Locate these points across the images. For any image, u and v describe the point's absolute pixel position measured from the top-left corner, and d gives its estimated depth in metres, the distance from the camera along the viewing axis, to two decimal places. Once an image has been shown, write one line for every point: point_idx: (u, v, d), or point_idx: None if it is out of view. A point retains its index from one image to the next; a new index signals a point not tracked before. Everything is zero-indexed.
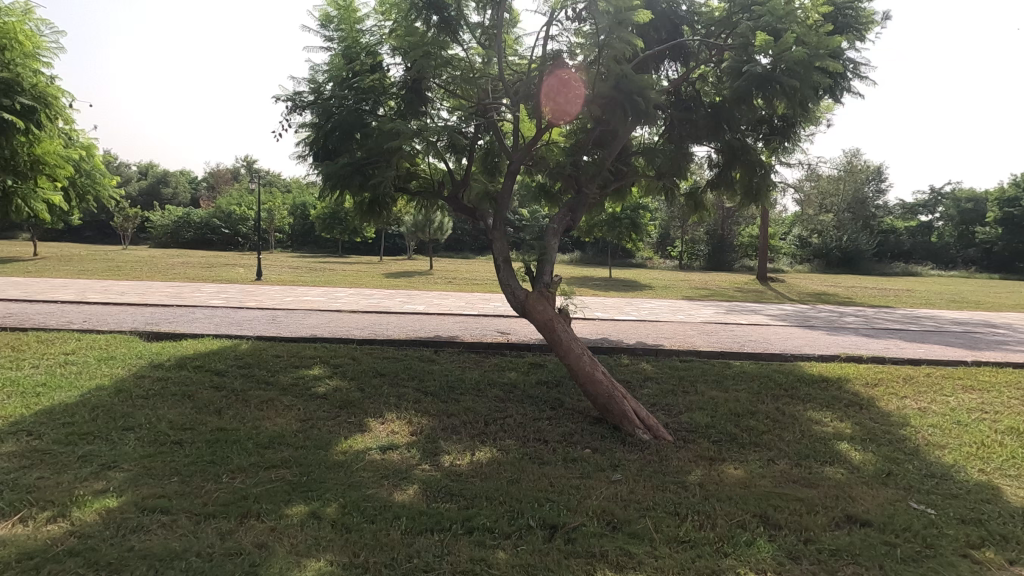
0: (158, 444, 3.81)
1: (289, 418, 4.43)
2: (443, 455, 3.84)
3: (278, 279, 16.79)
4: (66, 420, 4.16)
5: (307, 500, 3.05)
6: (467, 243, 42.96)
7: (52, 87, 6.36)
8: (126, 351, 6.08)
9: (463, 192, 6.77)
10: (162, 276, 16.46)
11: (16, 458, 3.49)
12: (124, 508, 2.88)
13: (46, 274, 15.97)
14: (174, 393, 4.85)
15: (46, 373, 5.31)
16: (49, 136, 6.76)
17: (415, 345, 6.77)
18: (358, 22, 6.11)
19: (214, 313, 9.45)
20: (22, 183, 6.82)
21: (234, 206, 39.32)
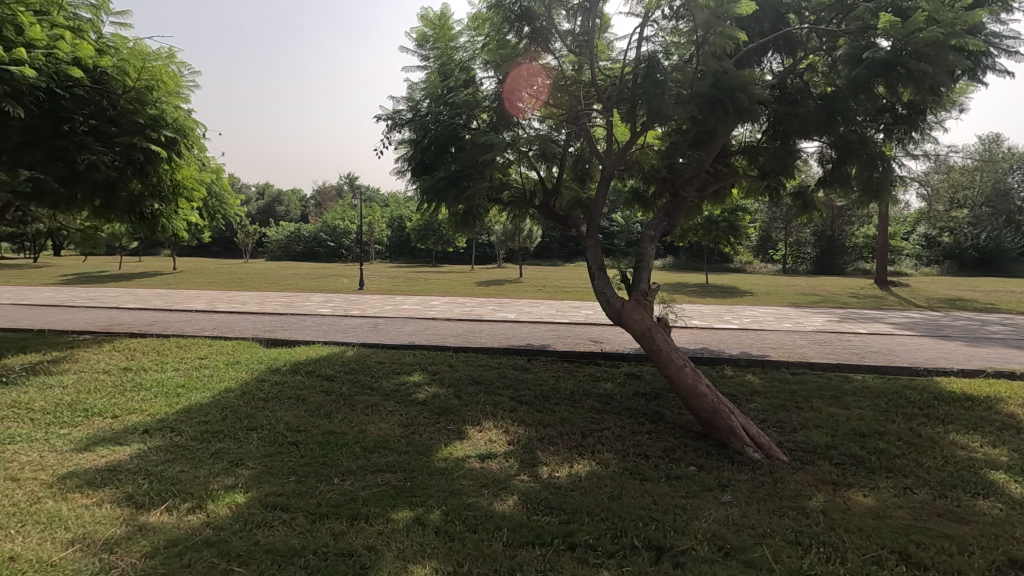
0: (278, 444, 4.11)
1: (393, 423, 4.61)
2: (541, 466, 3.81)
3: (378, 289, 17.73)
4: (200, 419, 4.62)
5: (411, 505, 3.14)
6: (556, 251, 43.17)
7: (189, 120, 7.16)
8: (249, 356, 6.67)
9: (554, 200, 6.76)
10: (278, 286, 18.07)
11: (161, 452, 3.91)
12: (250, 503, 3.12)
13: (185, 285, 18.10)
14: (290, 396, 5.24)
15: (185, 375, 5.95)
16: (187, 163, 7.62)
17: (509, 353, 6.83)
18: (453, 39, 6.36)
19: (323, 321, 10.16)
20: (166, 206, 7.76)
21: (339, 221, 42.31)
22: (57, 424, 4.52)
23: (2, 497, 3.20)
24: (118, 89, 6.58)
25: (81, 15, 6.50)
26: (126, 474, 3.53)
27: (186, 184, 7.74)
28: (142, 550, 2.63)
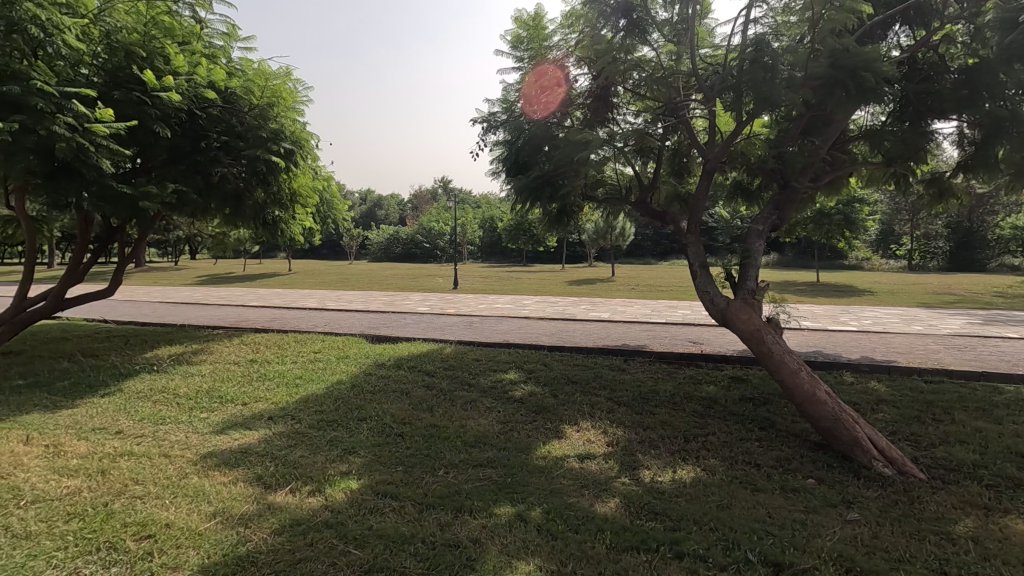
0: (385, 435, 4.33)
1: (491, 420, 4.69)
2: (642, 470, 3.70)
3: (472, 288, 18.24)
4: (316, 408, 4.98)
5: (513, 501, 3.16)
6: (648, 249, 42.09)
7: (305, 132, 7.77)
8: (356, 351, 7.10)
9: (651, 196, 6.55)
10: (380, 286, 19.10)
11: (284, 438, 4.26)
12: (363, 490, 3.31)
13: (299, 285, 19.70)
14: (395, 390, 5.50)
15: (301, 367, 6.46)
16: (303, 172, 8.27)
17: (604, 354, 6.69)
18: (546, 39, 6.38)
19: (421, 319, 10.59)
20: (285, 212, 8.49)
21: (434, 223, 44.04)
22: (198, 409, 5.08)
23: (158, 470, 3.64)
24: (245, 107, 7.29)
25: (215, 43, 7.26)
26: (255, 456, 3.88)
27: (302, 192, 8.42)
28: (272, 526, 2.88)
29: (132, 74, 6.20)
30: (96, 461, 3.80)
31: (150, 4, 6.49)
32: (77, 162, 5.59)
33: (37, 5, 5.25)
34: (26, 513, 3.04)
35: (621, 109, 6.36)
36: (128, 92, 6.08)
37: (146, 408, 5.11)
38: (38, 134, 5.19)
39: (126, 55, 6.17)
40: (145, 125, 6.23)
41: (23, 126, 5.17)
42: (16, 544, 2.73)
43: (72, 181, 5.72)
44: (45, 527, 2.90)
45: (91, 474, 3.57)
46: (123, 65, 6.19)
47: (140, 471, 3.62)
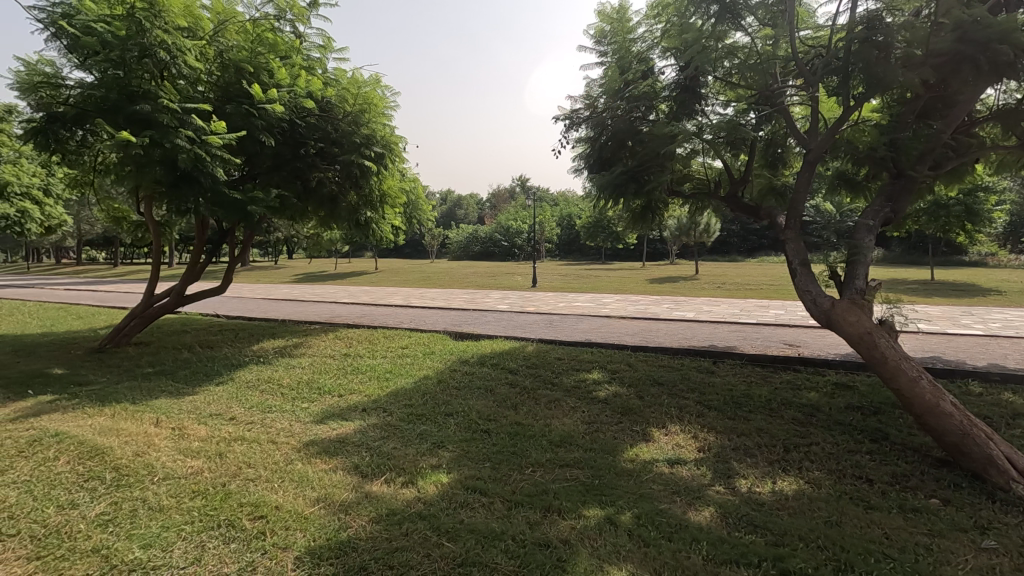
0: (472, 430, 4.42)
1: (576, 420, 4.65)
2: (738, 478, 3.51)
3: (551, 286, 18.23)
4: (406, 402, 5.17)
5: (602, 504, 3.11)
6: (735, 245, 40.16)
7: (394, 136, 8.10)
8: (441, 348, 7.31)
9: (743, 190, 6.21)
10: (461, 284, 19.58)
11: (377, 430, 4.45)
12: (453, 484, 3.40)
13: (386, 283, 20.60)
14: (480, 386, 5.60)
15: (390, 362, 6.74)
16: (391, 174, 8.60)
17: (691, 355, 6.44)
18: (631, 31, 6.21)
19: (502, 317, 10.72)
20: (376, 214, 8.88)
21: (512, 222, 44.53)
22: (300, 399, 5.44)
23: (268, 455, 3.94)
24: (340, 115, 7.70)
25: (312, 56, 7.72)
26: (352, 446, 4.09)
27: (391, 193, 8.74)
28: (369, 515, 3.01)
29: (242, 89, 6.73)
30: (214, 444, 4.16)
31: (257, 23, 7.10)
32: (196, 171, 6.16)
33: (163, 30, 5.83)
34: (159, 489, 3.38)
35: (709, 100, 5.99)
36: (238, 105, 6.63)
37: (254, 396, 5.53)
38: (165, 147, 5.78)
39: (237, 71, 6.76)
40: (252, 135, 6.75)
41: (152, 140, 5.76)
42: (152, 516, 3.05)
43: (192, 189, 6.30)
44: (175, 502, 3.21)
45: (211, 456, 3.91)
46: (233, 81, 6.77)
47: (252, 455, 3.92)
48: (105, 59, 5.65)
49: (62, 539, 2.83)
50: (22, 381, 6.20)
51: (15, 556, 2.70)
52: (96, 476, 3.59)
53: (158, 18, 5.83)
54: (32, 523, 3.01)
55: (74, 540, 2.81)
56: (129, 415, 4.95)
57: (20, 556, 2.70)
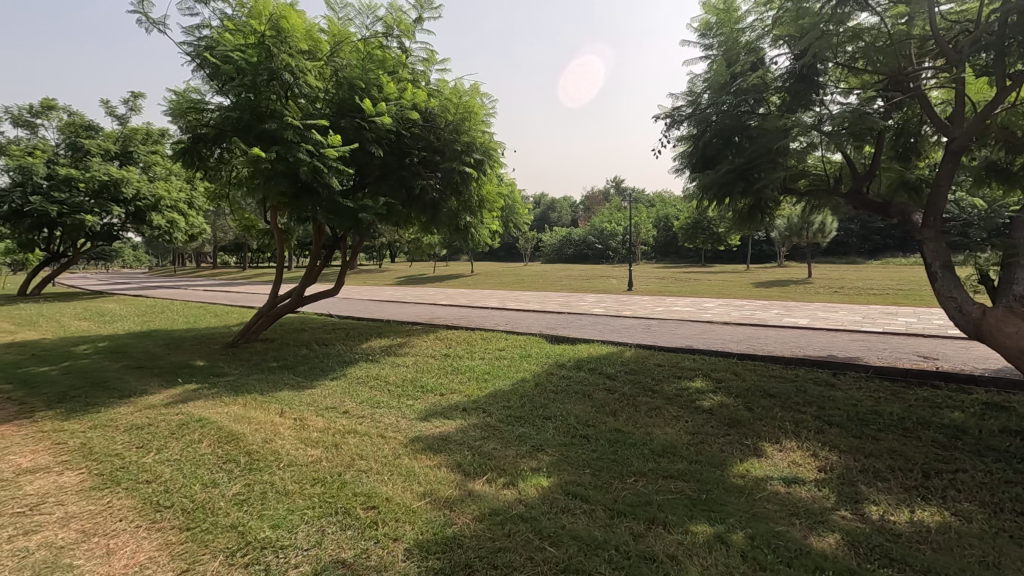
0: (570, 435, 4.39)
1: (679, 430, 4.46)
2: (868, 505, 3.18)
3: (648, 290, 17.75)
4: (504, 403, 5.25)
5: (711, 520, 2.95)
6: (853, 245, 36.81)
7: (493, 142, 8.26)
8: (538, 351, 7.35)
9: (868, 185, 5.64)
10: (556, 287, 19.63)
11: (478, 429, 4.56)
12: (554, 488, 3.39)
13: (482, 286, 21.15)
14: (577, 391, 5.56)
15: (489, 363, 6.89)
16: (489, 180, 8.78)
17: (806, 365, 5.97)
18: (739, 21, 5.86)
19: (598, 320, 10.59)
20: (475, 218, 9.12)
21: (607, 224, 43.99)
22: (405, 396, 5.71)
23: (378, 448, 4.17)
24: (442, 124, 8.01)
25: (417, 69, 8.11)
26: (455, 444, 4.21)
27: (489, 198, 8.92)
28: (473, 513, 3.08)
29: (354, 104, 7.21)
30: (331, 436, 4.48)
31: (367, 42, 7.51)
32: (315, 182, 6.69)
33: (288, 54, 6.39)
34: (285, 474, 3.70)
35: (828, 88, 5.51)
36: (352, 119, 7.11)
37: (364, 392, 5.90)
38: (288, 161, 6.33)
39: (350, 88, 7.23)
40: (363, 147, 7.20)
41: (278, 155, 6.32)
42: (280, 498, 3.34)
43: (311, 199, 6.83)
44: (298, 487, 3.48)
45: (328, 446, 4.21)
46: (347, 97, 7.27)
47: (363, 448, 4.17)
48: (240, 84, 6.28)
49: (207, 514, 3.18)
50: (173, 371, 7.07)
51: (170, 525, 3.07)
52: (232, 459, 4.00)
53: (283, 44, 6.40)
54: (183, 497, 3.40)
55: (216, 516, 3.13)
56: (258, 405, 5.47)
57: (174, 526, 3.07)
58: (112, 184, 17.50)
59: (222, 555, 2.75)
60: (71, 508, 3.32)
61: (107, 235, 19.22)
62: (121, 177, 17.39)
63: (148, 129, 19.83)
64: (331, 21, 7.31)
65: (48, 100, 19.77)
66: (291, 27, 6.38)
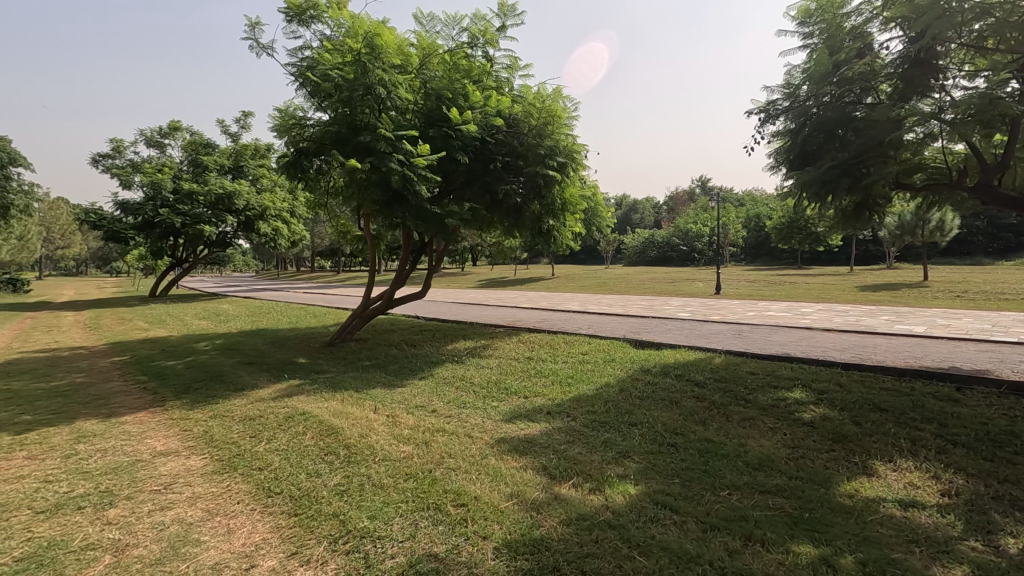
0: (658, 443, 4.27)
1: (776, 442, 4.21)
2: (1004, 536, 2.83)
3: (738, 293, 16.92)
4: (589, 408, 5.21)
5: (815, 541, 2.77)
6: (979, 245, 33.04)
7: (576, 145, 8.23)
8: (622, 355, 7.22)
9: (1000, 177, 5.04)
10: (638, 290, 19.22)
11: (563, 433, 4.55)
12: (642, 497, 3.32)
13: (563, 289, 21.14)
14: (663, 397, 5.40)
15: (572, 367, 6.86)
16: (573, 183, 8.74)
17: (923, 377, 5.43)
18: (843, 4, 5.43)
19: (684, 325, 10.23)
20: (558, 221, 9.11)
21: (692, 225, 42.47)
22: (490, 397, 5.83)
23: (465, 447, 4.28)
24: (525, 129, 8.10)
25: (500, 76, 8.27)
26: (539, 447, 4.24)
27: (573, 201, 8.87)
28: (560, 516, 3.09)
29: (442, 113, 7.48)
30: (421, 433, 4.66)
31: (453, 52, 7.77)
32: (405, 190, 7.00)
33: (382, 69, 6.74)
34: (380, 468, 3.90)
35: (948, 71, 5.00)
36: (439, 129, 7.39)
37: (450, 392, 6.08)
38: (381, 170, 6.68)
39: (438, 98, 7.51)
40: (450, 154, 7.44)
41: (372, 165, 6.69)
42: (376, 491, 3.52)
43: (401, 206, 7.16)
44: (392, 481, 3.66)
45: (418, 443, 4.39)
46: (434, 107, 7.55)
47: (452, 447, 4.30)
48: (338, 99, 6.70)
49: (311, 502, 3.42)
50: (279, 367, 7.67)
51: (280, 510, 3.34)
52: (333, 452, 4.27)
53: (377, 60, 6.76)
54: (291, 485, 3.68)
55: (320, 504, 3.37)
56: (354, 401, 5.80)
57: (284, 511, 3.33)
58: (226, 197, 19.27)
59: (326, 541, 2.95)
60: (197, 489, 3.69)
61: (222, 242, 21.18)
62: (233, 190, 19.09)
63: (257, 145, 21.59)
64: (420, 34, 7.63)
65: (174, 122, 22.12)
66: (385, 44, 6.72)
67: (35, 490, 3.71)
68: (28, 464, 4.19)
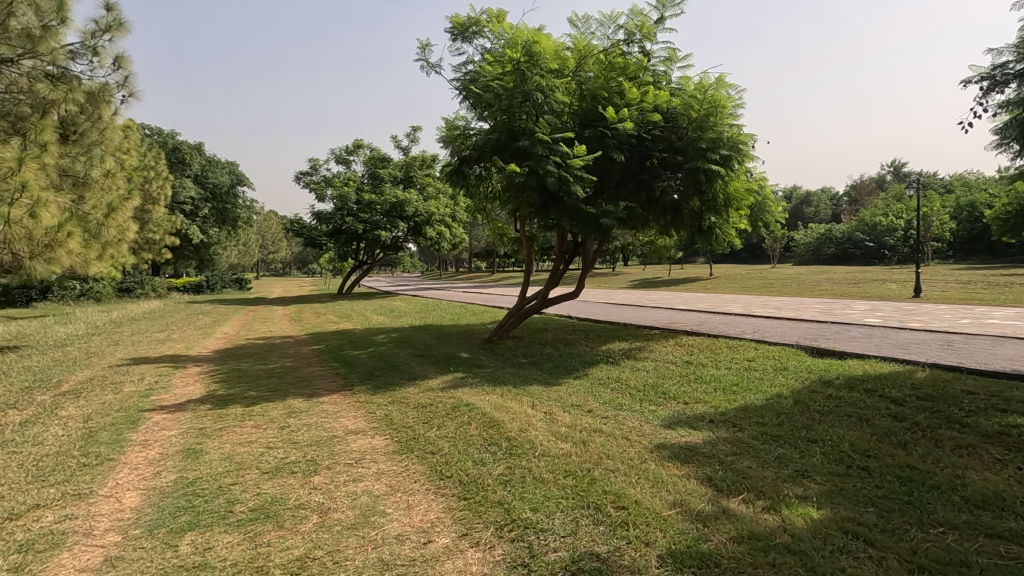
0: (844, 465, 3.79)
1: (1007, 478, 3.48)
2: None
3: (946, 296, 14.30)
4: (758, 419, 4.81)
5: None
6: None
7: (742, 135, 7.60)
8: (797, 364, 6.53)
9: None
10: (812, 292, 17.23)
11: (729, 444, 4.26)
12: (827, 523, 2.97)
13: (723, 290, 19.79)
14: (850, 414, 4.76)
15: (737, 374, 6.39)
16: (737, 176, 8.07)
17: None
18: None
19: (873, 332, 8.94)
20: (719, 218, 8.53)
21: (881, 217, 36.91)
22: (647, 401, 5.68)
23: (623, 450, 4.22)
24: (685, 123, 7.74)
25: (658, 70, 8.01)
26: (703, 457, 4.01)
27: (737, 196, 8.21)
28: (730, 533, 2.89)
29: (597, 113, 7.49)
30: (578, 432, 4.70)
31: (609, 52, 7.73)
32: (561, 192, 7.13)
33: (540, 75, 6.93)
34: (541, 462, 4.02)
35: None
36: (595, 129, 7.41)
37: (606, 393, 6.05)
38: (538, 173, 6.87)
39: (593, 99, 7.56)
40: (606, 154, 7.40)
41: (529, 169, 6.92)
42: (537, 484, 3.64)
43: (556, 207, 7.30)
44: (552, 476, 3.75)
45: (576, 442, 4.44)
46: (590, 107, 7.59)
47: (609, 448, 4.27)
48: (498, 108, 7.04)
49: (478, 488, 3.64)
50: (445, 361, 8.27)
51: (451, 493, 3.61)
52: (496, 442, 4.51)
53: (535, 66, 6.96)
54: (460, 470, 3.97)
55: (486, 491, 3.57)
56: (513, 396, 6.06)
57: (454, 494, 3.59)
58: (398, 205, 21.50)
59: (492, 527, 3.12)
60: (381, 466, 4.15)
61: (395, 246, 23.54)
62: (404, 199, 21.45)
63: (424, 157, 23.64)
64: (576, 38, 7.75)
65: (358, 140, 25.19)
66: (542, 50, 6.94)
67: (261, 454, 4.48)
68: (255, 431, 5.08)
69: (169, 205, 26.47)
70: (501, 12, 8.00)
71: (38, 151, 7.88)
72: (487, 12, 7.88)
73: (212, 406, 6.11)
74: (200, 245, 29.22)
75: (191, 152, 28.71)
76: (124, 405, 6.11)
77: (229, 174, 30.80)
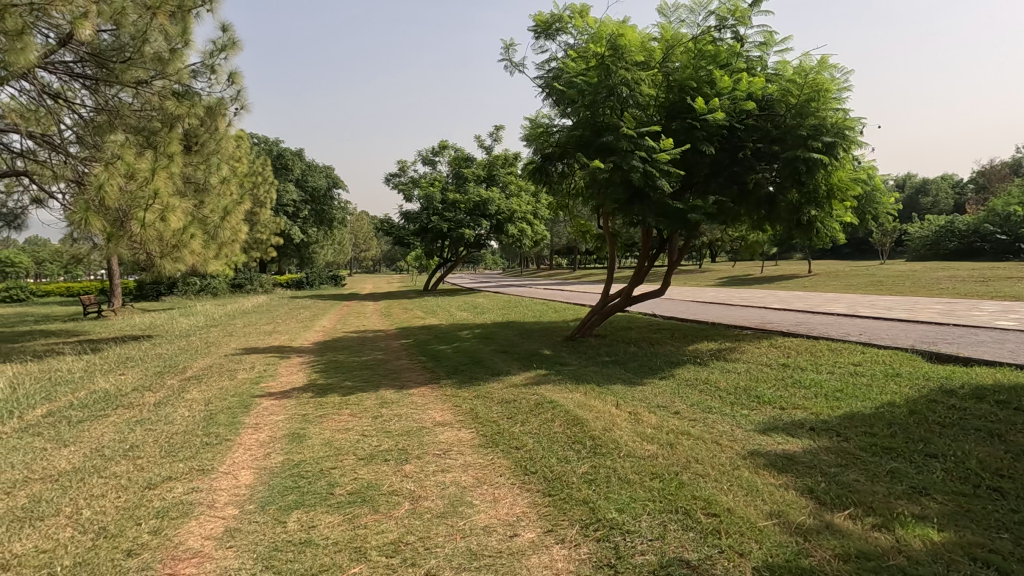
0: (971, 484, 3.40)
1: None
2: None
3: None
4: (866, 429, 4.43)
5: None
6: None
7: (849, 121, 6.99)
8: (912, 370, 5.94)
9: None
10: (930, 290, 15.55)
11: (833, 455, 3.96)
12: (950, 547, 2.69)
13: (823, 288, 18.38)
14: (978, 428, 4.26)
15: (841, 380, 5.92)
16: (842, 165, 7.46)
17: None
18: None
19: (1007, 336, 7.93)
20: (820, 211, 7.91)
21: (1016, 207, 32.59)
22: (739, 404, 5.41)
23: (713, 455, 4.05)
24: (782, 110, 7.25)
25: (752, 55, 7.58)
26: (803, 466, 3.76)
27: (841, 186, 7.59)
28: (834, 549, 2.70)
29: (685, 104, 7.23)
30: (665, 434, 4.57)
31: (699, 40, 7.41)
32: (647, 187, 6.96)
33: (625, 69, 6.79)
34: (626, 463, 3.96)
35: None
36: (684, 121, 7.15)
37: (694, 395, 5.82)
38: (622, 168, 6.75)
39: (681, 90, 7.29)
40: (694, 146, 7.12)
41: (614, 165, 6.82)
42: (622, 485, 3.59)
43: (642, 203, 7.14)
44: (638, 478, 3.68)
45: (663, 444, 4.32)
46: (678, 98, 7.33)
47: (699, 452, 4.12)
48: (582, 104, 6.98)
49: (563, 486, 3.64)
50: (527, 357, 8.34)
51: (536, 488, 3.65)
52: (580, 441, 4.49)
53: (620, 60, 6.82)
54: (544, 466, 4.00)
55: (571, 489, 3.57)
56: (596, 394, 6.01)
57: (538, 489, 3.63)
58: (482, 203, 21.92)
59: (577, 525, 3.11)
60: (468, 458, 4.27)
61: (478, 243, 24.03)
62: (487, 197, 21.82)
63: (506, 155, 23.90)
64: (663, 27, 7.50)
65: (443, 141, 25.96)
66: (627, 43, 6.77)
67: (357, 440, 4.77)
68: (351, 419, 5.42)
69: (274, 208, 28.63)
70: (585, 7, 7.92)
71: (166, 162, 8.82)
72: (570, 8, 7.83)
73: (313, 394, 6.57)
74: (300, 244, 31.43)
75: (293, 158, 30.93)
76: (238, 391, 6.72)
77: (326, 177, 32.84)
